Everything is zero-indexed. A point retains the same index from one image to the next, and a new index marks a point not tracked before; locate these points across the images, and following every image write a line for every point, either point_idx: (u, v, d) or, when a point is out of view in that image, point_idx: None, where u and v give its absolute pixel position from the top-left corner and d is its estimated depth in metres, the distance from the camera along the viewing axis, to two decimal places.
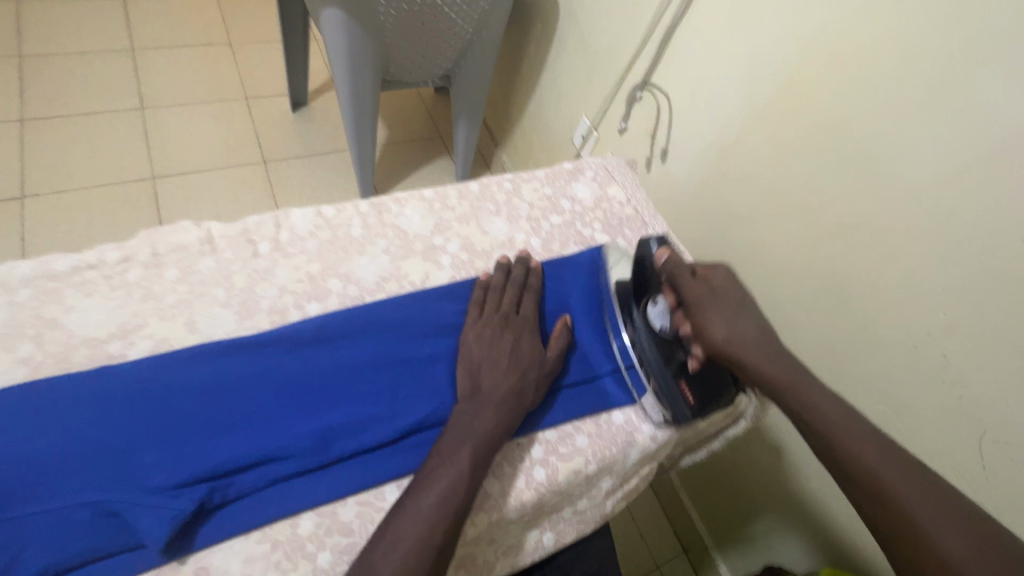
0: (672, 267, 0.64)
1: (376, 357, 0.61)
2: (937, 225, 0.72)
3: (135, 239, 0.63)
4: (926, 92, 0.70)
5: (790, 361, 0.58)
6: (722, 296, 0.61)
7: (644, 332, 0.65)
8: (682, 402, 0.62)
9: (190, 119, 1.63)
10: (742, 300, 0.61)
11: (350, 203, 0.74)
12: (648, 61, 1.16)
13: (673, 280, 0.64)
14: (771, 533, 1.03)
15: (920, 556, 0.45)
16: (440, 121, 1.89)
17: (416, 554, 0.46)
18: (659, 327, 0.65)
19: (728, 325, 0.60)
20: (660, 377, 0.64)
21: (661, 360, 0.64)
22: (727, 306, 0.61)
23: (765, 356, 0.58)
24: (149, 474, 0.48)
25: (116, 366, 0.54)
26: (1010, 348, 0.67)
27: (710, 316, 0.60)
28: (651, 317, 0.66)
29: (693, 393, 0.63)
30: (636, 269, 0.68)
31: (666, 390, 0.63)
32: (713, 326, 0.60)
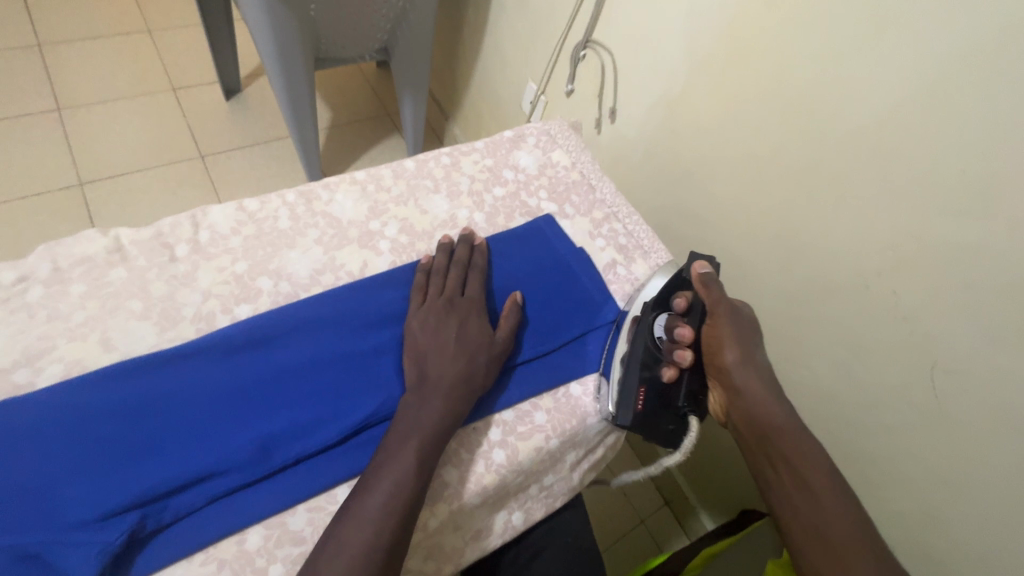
0: (712, 278, 0.63)
1: (316, 355, 0.57)
2: (881, 162, 0.71)
3: (33, 256, 0.58)
4: (862, 24, 0.68)
5: (785, 407, 0.57)
6: (746, 324, 0.62)
7: (642, 330, 0.62)
8: (631, 403, 0.59)
9: (112, 116, 1.51)
10: (758, 340, 0.62)
11: (275, 194, 0.69)
12: (588, 17, 1.11)
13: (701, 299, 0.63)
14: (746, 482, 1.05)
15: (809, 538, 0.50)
16: (385, 98, 1.80)
17: (364, 557, 0.44)
18: (658, 334, 0.62)
19: (743, 351, 0.60)
20: (628, 373, 0.61)
21: (639, 359, 0.61)
22: (746, 336, 0.61)
23: (773, 400, 0.57)
24: (68, 509, 0.45)
25: (20, 397, 0.50)
26: (954, 278, 0.68)
27: (728, 334, 0.60)
28: (657, 321, 0.63)
29: (647, 402, 0.60)
30: (668, 280, 0.66)
31: (624, 387, 0.60)
32: (729, 346, 0.60)
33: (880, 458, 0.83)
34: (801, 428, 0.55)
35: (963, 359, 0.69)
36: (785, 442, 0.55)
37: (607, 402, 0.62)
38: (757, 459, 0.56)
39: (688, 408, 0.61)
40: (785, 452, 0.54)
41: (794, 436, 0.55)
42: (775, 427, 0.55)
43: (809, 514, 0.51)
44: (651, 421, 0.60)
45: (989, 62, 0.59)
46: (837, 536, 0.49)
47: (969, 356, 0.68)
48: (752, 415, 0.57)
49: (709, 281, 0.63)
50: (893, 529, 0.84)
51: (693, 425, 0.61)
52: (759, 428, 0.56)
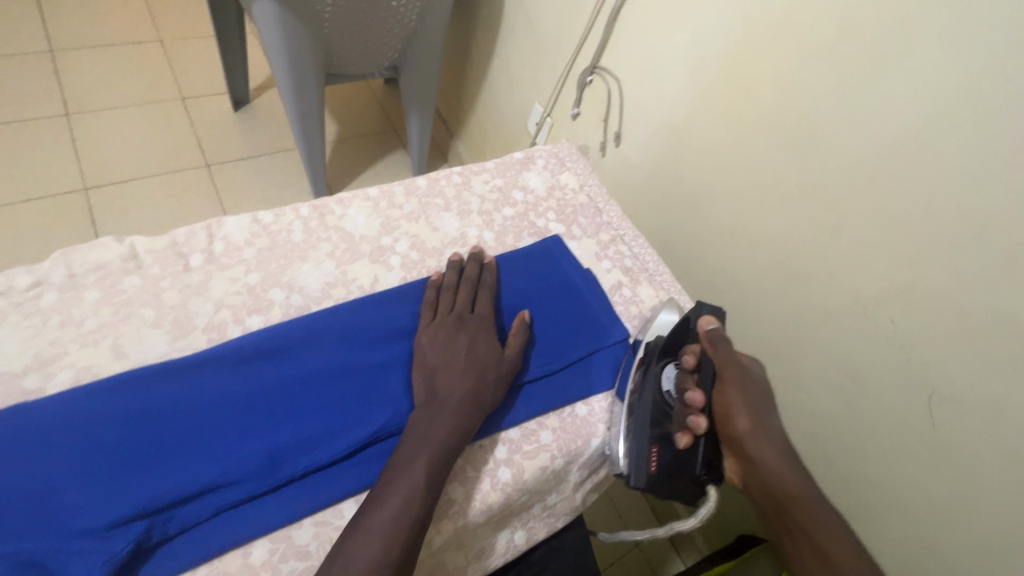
0: (720, 336, 0.63)
1: (326, 367, 0.58)
2: (881, 195, 0.73)
3: (49, 261, 0.58)
4: (862, 62, 0.71)
5: (800, 474, 0.57)
6: (755, 385, 0.62)
7: (653, 386, 0.62)
8: (644, 468, 0.59)
9: (121, 123, 1.52)
10: (768, 400, 0.61)
11: (289, 207, 0.70)
12: (596, 44, 1.14)
13: (709, 358, 0.63)
14: (741, 507, 1.05)
15: None
16: (392, 114, 1.83)
17: (372, 573, 0.44)
18: (667, 391, 0.62)
19: (753, 416, 0.59)
20: (640, 433, 0.60)
21: (650, 420, 0.61)
22: (755, 396, 0.61)
23: (789, 467, 0.57)
24: (75, 516, 0.45)
25: (32, 402, 0.50)
26: (951, 309, 0.69)
27: (738, 399, 0.60)
28: (665, 378, 0.63)
29: (660, 465, 0.59)
30: (675, 330, 0.66)
31: (637, 450, 0.60)
32: (740, 414, 0.59)
33: (878, 485, 0.83)
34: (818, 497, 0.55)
35: (960, 388, 0.70)
36: (799, 510, 0.54)
37: (618, 458, 0.62)
38: (776, 529, 0.56)
39: (704, 476, 0.61)
40: (801, 524, 0.54)
41: (812, 507, 0.55)
42: (789, 494, 0.55)
43: None
44: (664, 485, 0.59)
45: (985, 103, 0.62)
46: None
47: (967, 387, 0.70)
48: (769, 485, 0.56)
49: (715, 337, 0.63)
50: (891, 558, 0.85)
51: (712, 493, 0.61)
52: (775, 498, 0.56)
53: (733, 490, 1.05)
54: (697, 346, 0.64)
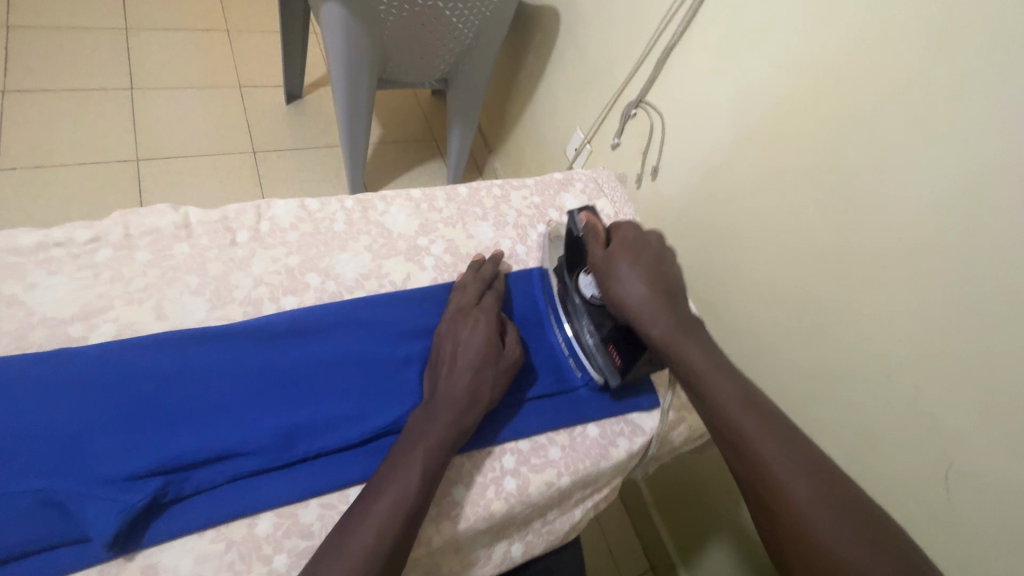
0: (593, 225, 0.67)
1: (350, 354, 0.59)
2: (916, 259, 0.73)
3: (108, 219, 0.61)
4: (908, 125, 0.72)
5: (675, 320, 0.58)
6: (626, 247, 0.63)
7: (575, 297, 0.67)
8: (609, 362, 0.64)
9: (179, 102, 1.59)
10: (641, 255, 0.62)
11: (335, 197, 0.73)
12: (644, 79, 1.17)
13: (588, 244, 0.66)
14: (730, 556, 1.02)
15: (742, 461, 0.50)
16: (434, 124, 1.88)
17: (365, 561, 0.44)
18: (590, 295, 0.66)
19: (622, 277, 0.61)
20: (591, 340, 0.66)
21: (591, 325, 0.66)
22: (630, 250, 0.63)
23: (658, 316, 0.58)
24: (101, 464, 0.46)
25: (76, 349, 0.52)
26: (971, 381, 0.68)
27: (607, 270, 0.62)
28: (581, 284, 0.66)
29: (622, 355, 0.64)
30: (567, 243, 0.71)
31: (595, 353, 0.65)
32: (613, 282, 0.61)
33: None
34: (704, 345, 0.56)
35: (978, 464, 0.69)
36: (679, 356, 0.56)
37: (590, 371, 0.67)
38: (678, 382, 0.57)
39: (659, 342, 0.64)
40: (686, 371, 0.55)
41: (682, 347, 0.56)
42: (667, 343, 0.57)
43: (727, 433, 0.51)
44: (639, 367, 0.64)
45: None
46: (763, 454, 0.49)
47: (987, 465, 0.68)
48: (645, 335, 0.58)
49: (591, 222, 0.68)
50: None
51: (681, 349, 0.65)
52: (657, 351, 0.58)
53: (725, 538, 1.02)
54: (586, 247, 0.67)
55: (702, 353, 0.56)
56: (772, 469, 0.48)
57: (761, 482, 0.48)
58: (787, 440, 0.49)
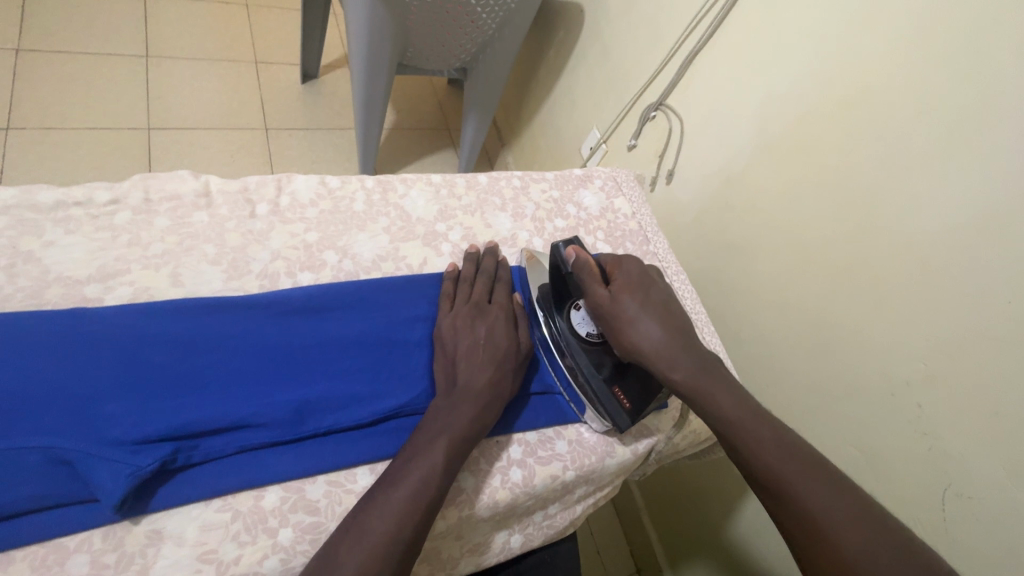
0: (584, 261, 0.63)
1: (363, 333, 0.59)
2: (929, 278, 0.73)
3: (128, 182, 0.61)
4: (934, 144, 0.72)
5: (697, 362, 0.57)
6: (635, 287, 0.62)
7: (571, 338, 0.62)
8: (620, 408, 0.60)
9: (195, 73, 1.58)
10: (653, 296, 0.61)
11: (356, 177, 0.72)
12: (667, 83, 1.16)
13: (584, 282, 0.62)
14: (718, 560, 1.02)
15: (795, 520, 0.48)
16: (450, 114, 1.87)
17: (387, 547, 0.44)
18: (585, 333, 0.63)
19: (632, 321, 0.59)
20: (593, 382, 0.61)
21: (591, 366, 0.61)
22: (636, 288, 0.61)
23: (678, 357, 0.57)
24: (110, 426, 0.46)
25: (90, 309, 0.52)
26: (978, 405, 0.68)
27: (615, 313, 0.60)
28: (574, 322, 0.63)
29: (629, 399, 0.61)
30: (551, 276, 0.66)
31: (601, 396, 0.60)
32: (624, 325, 0.59)
33: None
34: (729, 388, 0.56)
35: (977, 486, 0.69)
36: (710, 403, 0.55)
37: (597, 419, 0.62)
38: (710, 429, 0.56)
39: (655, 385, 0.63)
40: (719, 419, 0.54)
41: (713, 394, 0.55)
42: (693, 387, 0.56)
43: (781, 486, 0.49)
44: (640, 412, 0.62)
45: None
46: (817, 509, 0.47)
47: (987, 487, 0.68)
48: (668, 378, 0.57)
49: (580, 257, 0.63)
50: None
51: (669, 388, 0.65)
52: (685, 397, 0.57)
53: (715, 543, 1.03)
54: (579, 285, 0.63)
55: (730, 400, 0.55)
56: (823, 520, 0.47)
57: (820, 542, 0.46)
58: (836, 491, 0.48)
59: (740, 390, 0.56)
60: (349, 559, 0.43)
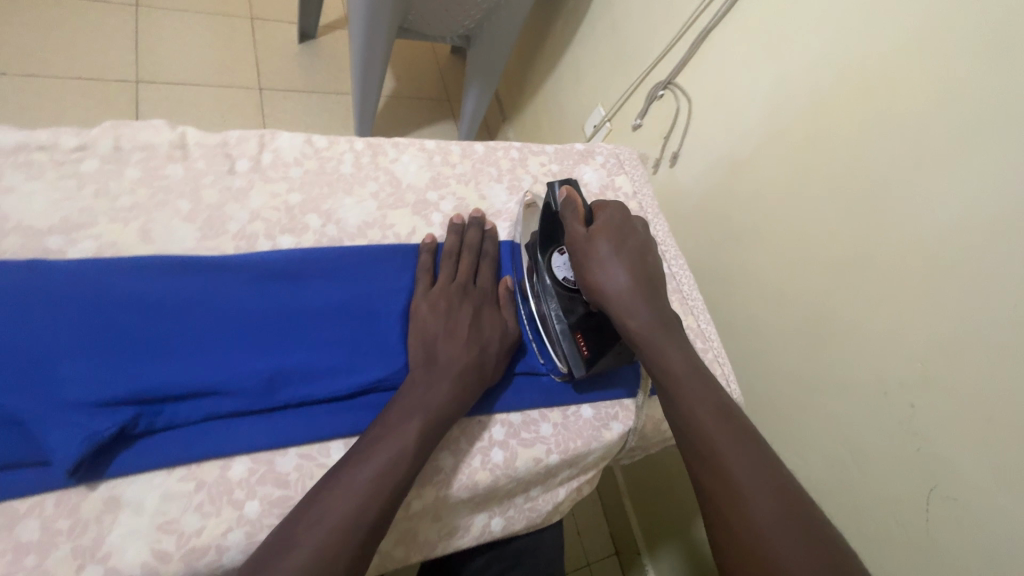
0: (573, 201, 0.60)
1: (343, 303, 0.56)
2: (933, 275, 0.70)
3: (98, 128, 0.57)
4: (950, 134, 0.68)
5: (658, 317, 0.55)
6: (615, 231, 0.58)
7: (545, 280, 0.60)
8: (578, 354, 0.58)
9: (186, 25, 1.51)
10: (633, 245, 0.58)
11: (345, 138, 0.68)
12: (677, 60, 1.11)
13: (567, 220, 0.60)
14: (698, 548, 1.01)
15: (714, 486, 0.44)
16: (451, 83, 1.81)
17: (348, 527, 0.42)
18: (562, 278, 0.60)
19: (600, 263, 0.56)
20: (558, 326, 0.59)
21: (559, 310, 0.59)
22: (615, 234, 0.58)
23: (639, 305, 0.55)
24: (66, 387, 0.43)
25: (50, 262, 0.48)
26: (968, 404, 0.67)
27: (585, 254, 0.57)
28: (553, 264, 0.60)
29: (591, 349, 0.59)
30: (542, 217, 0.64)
31: (562, 340, 0.58)
32: (591, 266, 0.56)
33: None
34: (683, 349, 0.53)
35: (962, 487, 0.67)
36: (659, 357, 0.52)
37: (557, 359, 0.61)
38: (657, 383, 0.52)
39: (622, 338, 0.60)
40: (666, 375, 0.51)
41: (665, 348, 0.53)
42: (646, 338, 0.53)
43: (713, 444, 0.46)
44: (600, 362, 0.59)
45: None
46: (735, 472, 0.43)
47: (974, 489, 0.66)
48: (625, 325, 0.55)
49: (571, 197, 0.61)
50: None
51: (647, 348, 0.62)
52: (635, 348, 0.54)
53: (695, 528, 1.02)
54: (564, 220, 0.61)
55: (681, 363, 0.52)
56: (737, 488, 0.43)
57: (725, 498, 0.43)
58: (760, 459, 0.45)
59: (695, 356, 0.53)
60: (306, 538, 0.41)
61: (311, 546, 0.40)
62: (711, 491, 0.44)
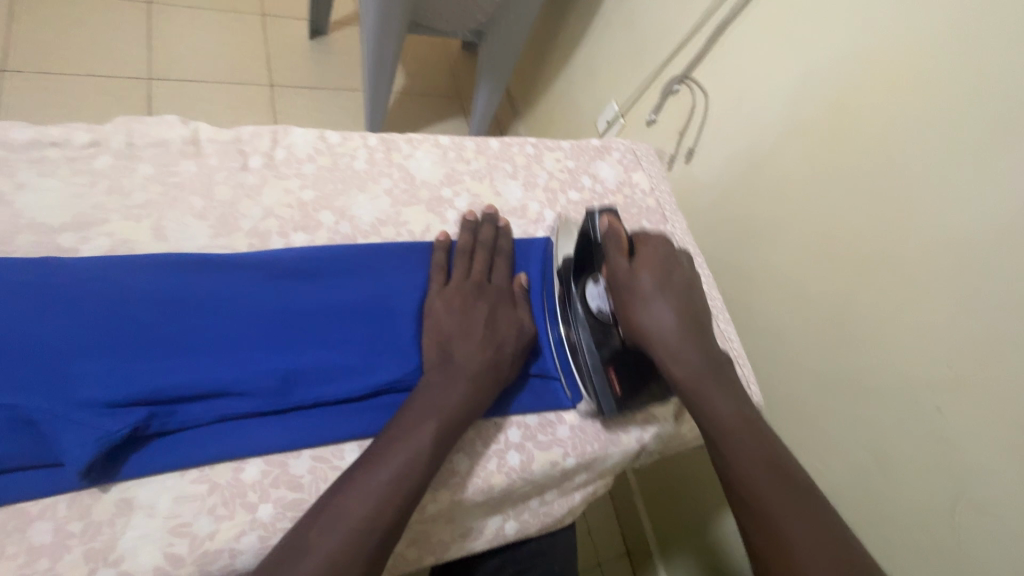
0: (614, 231, 0.59)
1: (357, 301, 0.55)
2: (963, 274, 0.68)
3: (111, 124, 0.56)
4: (988, 126, 0.65)
5: (706, 362, 0.54)
6: (658, 265, 0.57)
7: (579, 309, 0.59)
8: (608, 391, 0.57)
9: (198, 22, 1.50)
10: (678, 279, 0.57)
11: (358, 133, 0.67)
12: (694, 53, 1.09)
13: (608, 251, 0.59)
14: (713, 551, 0.99)
15: (770, 550, 0.44)
16: (462, 79, 1.79)
17: (362, 535, 0.41)
18: (595, 309, 0.59)
19: (644, 302, 0.55)
20: (589, 359, 0.58)
21: (591, 341, 0.58)
22: (661, 268, 0.57)
23: (684, 349, 0.54)
24: (79, 386, 0.42)
25: (63, 260, 0.48)
26: (1002, 409, 0.64)
27: (629, 289, 0.56)
28: (589, 294, 0.60)
29: (621, 385, 0.58)
30: (578, 243, 0.62)
31: (592, 373, 0.57)
32: (635, 305, 0.56)
33: None
34: (731, 395, 0.52)
35: (993, 494, 0.65)
36: (706, 403, 0.52)
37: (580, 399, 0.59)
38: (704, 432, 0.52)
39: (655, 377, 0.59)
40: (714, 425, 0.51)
41: (712, 398, 0.52)
42: (692, 383, 0.53)
43: (766, 502, 0.46)
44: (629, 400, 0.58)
45: None
46: (790, 534, 0.44)
47: (1004, 496, 0.64)
48: (670, 368, 0.54)
49: (613, 227, 0.59)
50: None
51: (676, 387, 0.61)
52: (680, 393, 0.54)
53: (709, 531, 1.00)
54: (605, 252, 0.60)
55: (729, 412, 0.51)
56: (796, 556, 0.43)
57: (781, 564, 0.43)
58: (813, 519, 0.45)
59: (743, 403, 0.52)
60: (320, 545, 0.40)
61: (327, 556, 0.40)
62: (768, 555, 0.44)
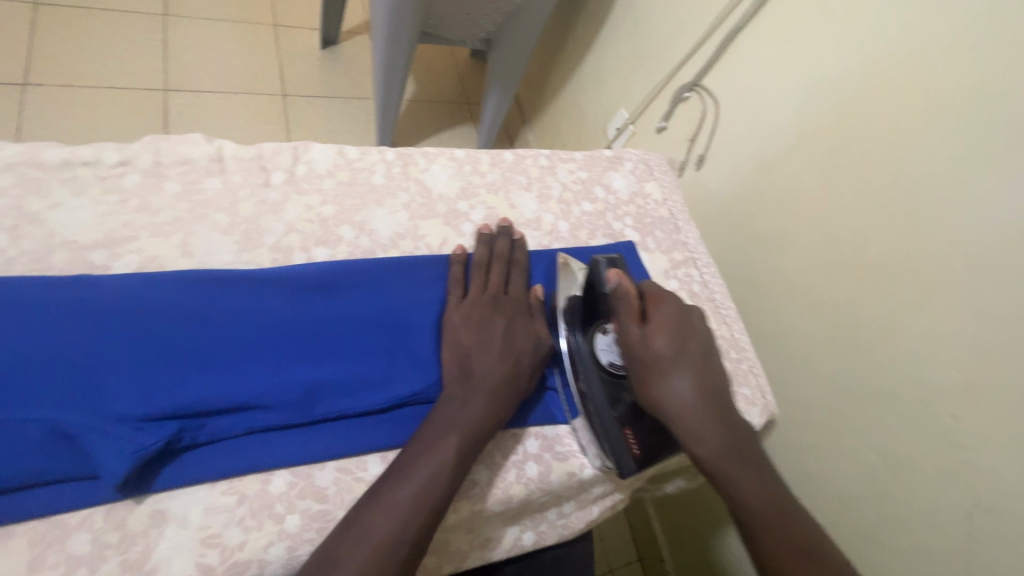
0: (624, 291, 0.57)
1: (377, 314, 0.56)
2: (978, 283, 0.67)
3: (139, 143, 0.58)
4: (1002, 134, 0.65)
5: (728, 434, 0.53)
6: (673, 333, 0.56)
7: (589, 365, 0.57)
8: (627, 452, 0.55)
9: (213, 35, 1.53)
10: (693, 346, 0.56)
11: (376, 148, 0.68)
12: (704, 61, 1.09)
13: (619, 315, 0.57)
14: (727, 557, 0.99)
15: None
16: (471, 87, 1.81)
17: (387, 549, 0.42)
18: (606, 362, 0.57)
19: (661, 373, 0.54)
20: (603, 417, 0.55)
21: (605, 399, 0.56)
22: (674, 335, 0.56)
23: (706, 422, 0.53)
24: (114, 401, 0.44)
25: (96, 277, 0.49)
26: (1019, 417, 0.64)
27: (644, 360, 0.55)
28: (598, 347, 0.58)
29: (639, 444, 0.55)
30: (584, 293, 0.61)
31: (609, 434, 0.55)
32: (652, 376, 0.54)
33: None
34: (754, 468, 0.52)
35: (1010, 503, 0.64)
36: (730, 478, 0.51)
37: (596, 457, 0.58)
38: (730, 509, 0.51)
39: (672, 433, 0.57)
40: (742, 501, 0.50)
41: (737, 473, 0.51)
42: (716, 458, 0.52)
43: None
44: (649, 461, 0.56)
45: None
46: None
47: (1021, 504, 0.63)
48: (690, 443, 0.53)
49: (621, 284, 0.57)
50: None
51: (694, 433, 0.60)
52: (704, 468, 0.53)
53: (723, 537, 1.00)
54: (614, 312, 0.58)
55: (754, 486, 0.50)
56: None
57: None
58: None
59: (767, 473, 0.52)
60: (347, 558, 0.41)
61: (354, 569, 0.40)
62: None
